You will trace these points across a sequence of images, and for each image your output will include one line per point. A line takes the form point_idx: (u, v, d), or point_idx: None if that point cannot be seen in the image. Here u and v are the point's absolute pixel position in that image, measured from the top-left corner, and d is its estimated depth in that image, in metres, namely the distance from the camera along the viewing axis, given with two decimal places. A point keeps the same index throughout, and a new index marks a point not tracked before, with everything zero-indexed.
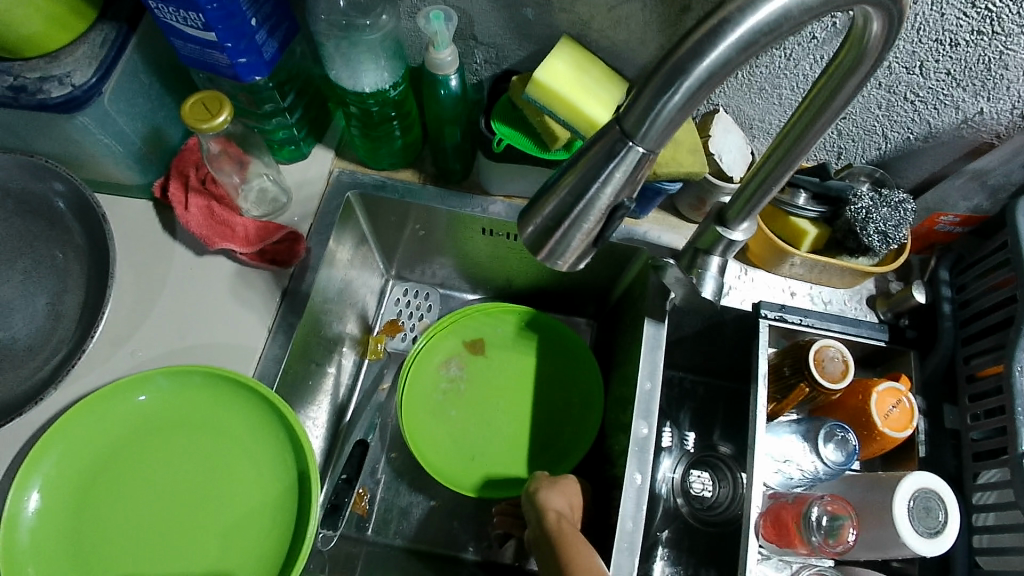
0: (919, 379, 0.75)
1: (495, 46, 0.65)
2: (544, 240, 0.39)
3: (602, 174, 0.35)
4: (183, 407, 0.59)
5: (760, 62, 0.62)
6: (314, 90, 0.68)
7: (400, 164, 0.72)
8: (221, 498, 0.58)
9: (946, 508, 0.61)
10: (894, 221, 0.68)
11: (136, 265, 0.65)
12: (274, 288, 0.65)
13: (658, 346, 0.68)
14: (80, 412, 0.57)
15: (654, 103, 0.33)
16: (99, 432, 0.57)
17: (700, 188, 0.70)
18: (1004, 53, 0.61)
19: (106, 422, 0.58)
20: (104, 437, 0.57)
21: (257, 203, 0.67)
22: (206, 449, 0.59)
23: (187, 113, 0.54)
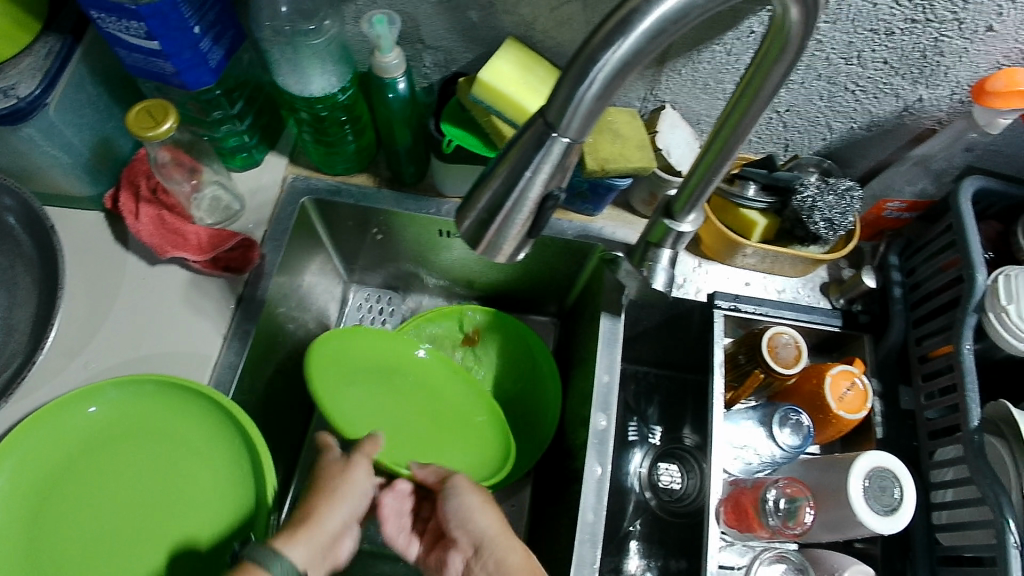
0: (874, 362, 0.77)
1: (443, 49, 0.65)
2: (481, 233, 0.39)
3: (531, 164, 0.36)
4: (137, 415, 0.59)
5: (702, 58, 0.64)
6: (264, 97, 0.69)
7: (355, 169, 0.72)
8: (178, 505, 0.58)
9: (900, 486, 0.62)
10: (840, 209, 0.70)
11: (89, 277, 0.65)
12: (229, 295, 0.65)
13: (614, 340, 0.70)
14: (32, 424, 0.56)
15: (574, 92, 0.33)
16: (52, 444, 0.57)
17: (651, 183, 0.72)
18: (936, 41, 0.63)
19: (61, 433, 0.57)
20: (57, 449, 0.57)
21: (210, 210, 0.67)
22: (162, 455, 0.59)
23: (133, 121, 0.54)
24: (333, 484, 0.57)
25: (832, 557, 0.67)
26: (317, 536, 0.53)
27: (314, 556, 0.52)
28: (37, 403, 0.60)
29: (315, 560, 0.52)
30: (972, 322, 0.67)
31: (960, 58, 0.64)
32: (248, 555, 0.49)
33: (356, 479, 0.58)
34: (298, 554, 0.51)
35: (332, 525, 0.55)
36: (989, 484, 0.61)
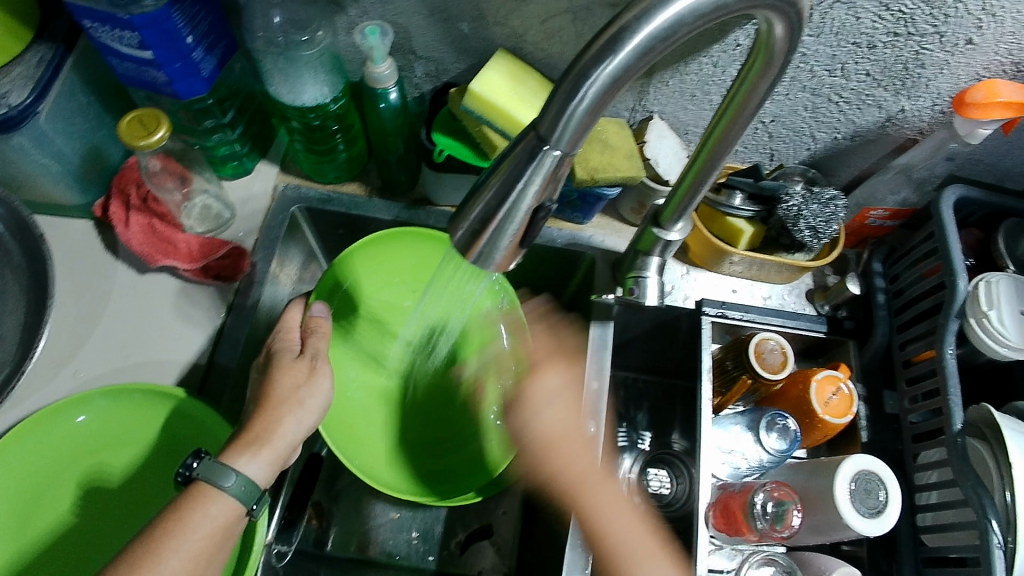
0: (859, 367, 0.78)
1: (434, 60, 0.66)
2: (473, 244, 0.39)
3: (523, 176, 0.36)
4: (123, 425, 0.59)
5: (690, 69, 0.65)
6: (256, 105, 0.69)
7: (346, 177, 0.73)
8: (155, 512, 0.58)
9: (886, 488, 0.63)
10: (824, 217, 0.72)
11: (80, 285, 0.65)
12: (219, 304, 0.65)
13: (604, 347, 0.70)
14: (20, 434, 0.56)
15: (565, 107, 0.34)
16: (39, 454, 0.57)
17: (640, 192, 0.73)
18: (918, 53, 0.64)
19: (48, 443, 0.57)
20: (43, 459, 0.57)
21: (200, 219, 0.67)
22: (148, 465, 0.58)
23: (124, 130, 0.54)
24: (298, 390, 0.55)
25: (818, 558, 0.69)
26: (278, 451, 0.52)
27: (273, 471, 0.52)
28: (26, 412, 0.60)
29: (275, 474, 0.52)
30: (954, 327, 0.68)
31: (941, 70, 0.66)
32: (202, 476, 0.49)
33: (319, 386, 0.57)
34: (257, 471, 0.51)
35: (290, 436, 0.53)
36: (973, 486, 0.62)
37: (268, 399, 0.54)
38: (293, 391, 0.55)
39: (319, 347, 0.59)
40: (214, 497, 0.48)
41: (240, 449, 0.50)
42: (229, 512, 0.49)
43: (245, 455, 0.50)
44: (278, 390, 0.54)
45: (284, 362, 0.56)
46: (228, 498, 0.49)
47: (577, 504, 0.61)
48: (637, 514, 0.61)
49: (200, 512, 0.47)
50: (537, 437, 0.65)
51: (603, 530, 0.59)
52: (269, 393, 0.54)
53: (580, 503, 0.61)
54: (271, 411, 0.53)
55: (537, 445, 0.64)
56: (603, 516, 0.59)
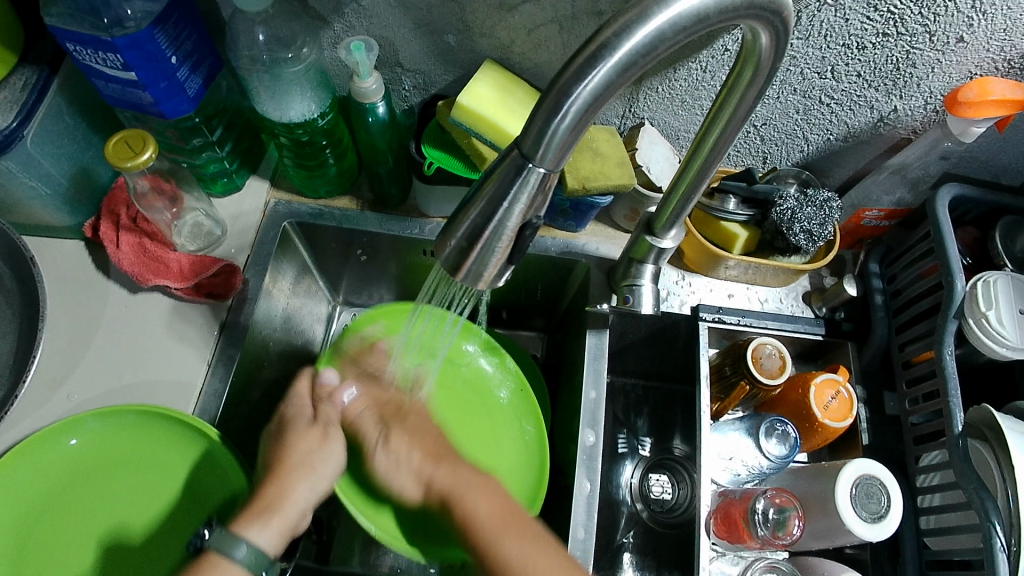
0: (858, 369, 0.78)
1: (421, 72, 0.66)
2: (460, 261, 0.39)
3: (509, 194, 0.36)
4: (117, 446, 0.59)
5: (679, 75, 0.64)
6: (244, 121, 0.68)
7: (337, 192, 0.73)
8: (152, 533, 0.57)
9: (888, 493, 0.62)
10: (819, 220, 0.71)
11: (71, 307, 0.65)
12: (212, 321, 0.65)
13: (600, 356, 0.70)
14: (14, 458, 0.56)
15: (547, 126, 0.34)
16: (33, 480, 0.56)
17: (632, 199, 0.73)
18: (909, 53, 0.64)
19: (43, 467, 0.57)
20: (37, 485, 0.56)
21: (191, 237, 0.67)
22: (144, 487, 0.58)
23: (111, 153, 0.54)
24: (310, 455, 0.58)
25: (822, 564, 0.67)
26: (289, 518, 0.55)
27: (284, 539, 0.54)
28: (20, 436, 0.60)
29: (285, 542, 0.54)
30: (953, 328, 0.67)
31: (932, 69, 0.65)
32: (214, 547, 0.50)
33: (332, 453, 0.59)
34: (268, 540, 0.53)
35: (301, 501, 0.56)
36: (975, 488, 0.62)
37: (281, 469, 0.57)
38: (306, 456, 0.58)
39: (331, 414, 0.62)
40: (223, 568, 0.50)
41: (252, 518, 0.53)
42: None
43: (256, 524, 0.53)
44: (293, 460, 0.57)
45: (297, 431, 0.59)
46: (238, 568, 0.50)
47: (486, 545, 0.53)
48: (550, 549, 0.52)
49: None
50: (412, 462, 0.59)
51: (509, 563, 0.51)
52: (284, 460, 0.57)
53: (496, 534, 0.53)
54: (282, 477, 0.56)
55: (417, 448, 0.60)
56: (509, 551, 0.51)
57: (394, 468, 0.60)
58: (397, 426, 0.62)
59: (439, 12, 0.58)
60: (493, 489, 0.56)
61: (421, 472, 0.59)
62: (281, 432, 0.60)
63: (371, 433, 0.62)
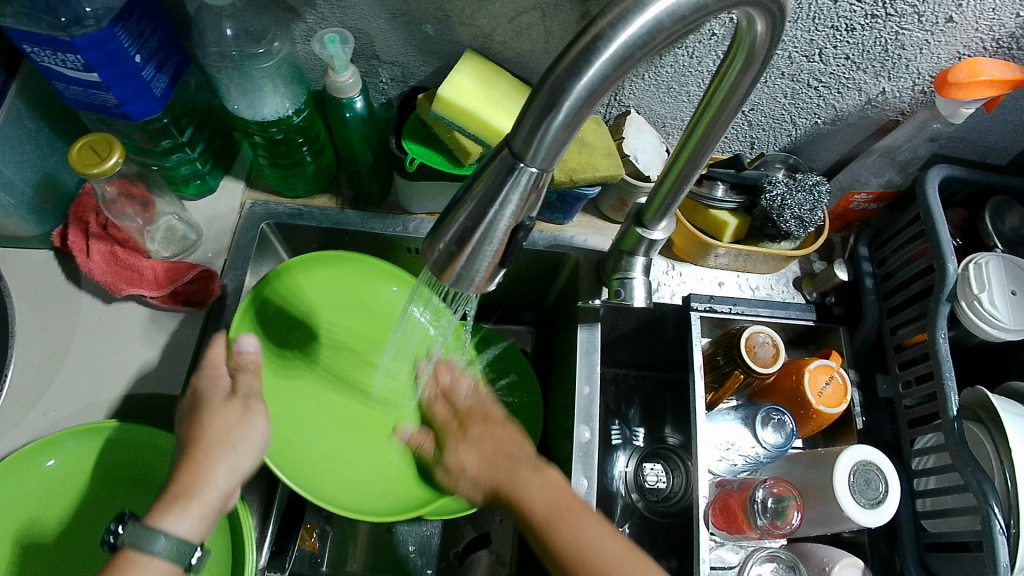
0: (851, 353, 0.77)
1: (399, 64, 0.63)
2: (450, 266, 0.37)
3: (500, 196, 0.34)
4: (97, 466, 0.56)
5: (664, 62, 0.63)
6: (216, 120, 0.66)
7: (315, 190, 0.70)
8: None
9: (886, 479, 0.62)
10: (809, 205, 0.70)
11: (42, 320, 0.62)
12: (191, 330, 0.63)
13: (592, 349, 0.68)
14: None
15: (540, 124, 0.32)
16: (11, 504, 0.54)
17: (620, 189, 0.71)
18: (897, 34, 0.63)
19: (22, 491, 0.55)
20: (15, 509, 0.54)
21: (165, 242, 0.64)
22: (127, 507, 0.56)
23: (75, 158, 0.51)
24: (231, 433, 0.52)
25: (820, 551, 0.66)
26: (210, 502, 0.49)
27: (207, 525, 0.49)
28: None
29: (209, 526, 0.49)
30: (946, 311, 0.67)
31: (921, 50, 0.65)
32: (129, 542, 0.45)
33: (253, 427, 0.54)
34: (189, 528, 0.47)
35: (223, 483, 0.50)
36: (972, 471, 0.61)
37: (197, 446, 0.51)
38: (226, 434, 0.52)
39: (252, 386, 0.56)
40: (145, 564, 0.45)
41: (166, 508, 0.47)
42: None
43: (174, 513, 0.47)
44: (211, 433, 0.51)
45: (215, 404, 0.53)
46: (161, 561, 0.46)
47: (537, 527, 0.50)
48: (639, 559, 0.48)
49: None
50: (472, 466, 0.56)
51: (560, 545, 0.49)
52: (197, 437, 0.51)
53: (544, 520, 0.50)
54: (198, 458, 0.50)
55: (474, 453, 0.57)
56: (532, 498, 0.51)
57: (457, 477, 0.57)
58: (463, 437, 0.58)
59: (416, 2, 0.56)
60: (555, 477, 0.53)
61: (479, 478, 0.55)
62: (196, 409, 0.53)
63: (443, 417, 0.63)
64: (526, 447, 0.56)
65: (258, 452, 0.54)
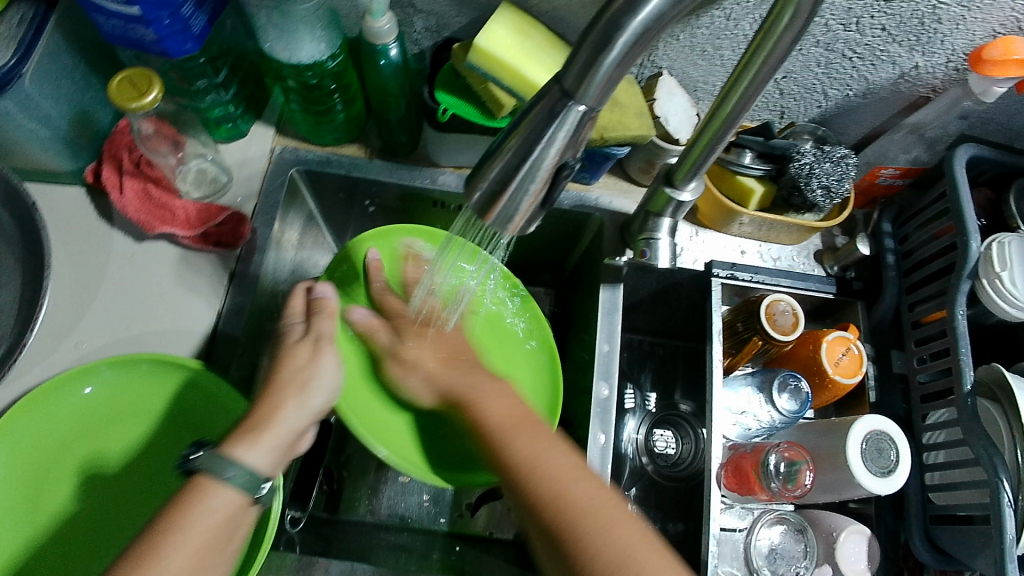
0: (867, 328, 0.78)
1: (434, 14, 0.63)
2: (490, 206, 0.38)
3: (545, 135, 0.35)
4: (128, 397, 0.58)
5: (700, 23, 0.63)
6: (249, 64, 0.66)
7: (345, 139, 0.71)
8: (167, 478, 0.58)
9: (897, 447, 0.63)
10: (836, 175, 0.70)
11: (75, 254, 0.63)
12: (221, 271, 0.63)
13: (614, 310, 0.69)
14: (27, 407, 0.56)
15: (595, 58, 0.33)
16: (47, 428, 0.56)
17: (649, 151, 0.71)
18: (935, 8, 0.62)
19: (56, 416, 0.57)
20: (51, 433, 0.56)
21: (196, 184, 0.65)
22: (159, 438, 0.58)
23: (115, 92, 0.52)
24: (299, 371, 0.55)
25: (828, 516, 0.67)
26: (280, 438, 0.52)
27: (277, 459, 0.51)
28: (29, 384, 0.59)
29: (279, 461, 0.51)
30: (966, 288, 0.67)
31: (957, 25, 0.64)
32: (203, 467, 0.47)
33: (321, 368, 0.56)
34: (262, 459, 0.50)
35: (293, 422, 0.53)
36: (983, 445, 0.62)
37: (273, 387, 0.54)
38: (295, 373, 0.55)
39: (323, 327, 0.59)
40: (214, 487, 0.47)
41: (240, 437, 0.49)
42: (231, 504, 0.48)
43: (245, 444, 0.49)
44: (284, 373, 0.54)
45: (288, 346, 0.57)
46: (231, 490, 0.47)
47: (494, 437, 0.54)
48: (614, 507, 0.48)
49: (203, 504, 0.46)
50: (430, 366, 0.62)
51: (509, 457, 0.52)
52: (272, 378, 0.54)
53: (497, 428, 0.54)
54: (272, 398, 0.53)
55: (431, 352, 0.62)
56: (514, 449, 0.52)
57: (410, 372, 0.62)
58: (439, 354, 0.62)
59: None
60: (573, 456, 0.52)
61: (434, 379, 0.61)
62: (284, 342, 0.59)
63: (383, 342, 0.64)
64: (480, 358, 0.62)
65: (328, 393, 0.56)
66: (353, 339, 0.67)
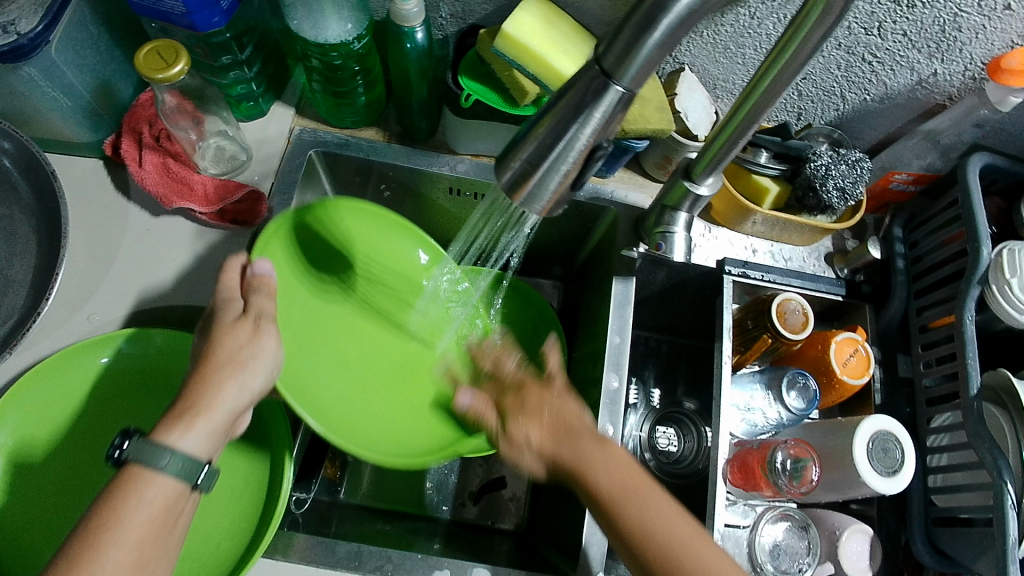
0: (874, 331, 0.78)
1: (460, 0, 0.63)
2: (521, 186, 0.38)
3: (580, 116, 0.35)
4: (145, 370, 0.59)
5: (725, 20, 0.63)
6: (272, 43, 0.66)
7: (364, 123, 0.70)
8: None
9: (901, 447, 0.63)
10: (852, 178, 0.71)
11: (90, 226, 0.63)
12: (237, 248, 0.63)
13: (626, 303, 0.69)
14: (44, 372, 0.56)
15: (634, 43, 0.33)
16: (59, 397, 0.57)
17: (666, 146, 0.71)
18: (956, 16, 0.63)
19: (72, 383, 0.57)
20: (64, 401, 0.57)
21: (215, 160, 0.65)
22: (170, 409, 0.59)
23: (141, 62, 0.52)
24: (238, 352, 0.52)
25: (831, 515, 0.68)
26: (217, 421, 0.50)
27: (215, 442, 0.50)
28: (41, 353, 0.59)
29: (215, 445, 0.50)
30: (975, 293, 0.67)
31: (977, 34, 0.64)
32: (135, 458, 0.46)
33: (262, 349, 0.54)
34: (197, 444, 0.49)
35: (231, 403, 0.51)
36: (989, 449, 0.62)
37: (205, 371, 0.51)
38: (233, 353, 0.52)
39: (263, 306, 0.56)
40: (151, 477, 0.46)
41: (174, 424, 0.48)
42: (169, 493, 0.47)
43: (179, 430, 0.48)
44: (219, 352, 0.52)
45: (223, 323, 0.54)
46: (167, 479, 0.46)
47: (605, 503, 0.49)
48: (700, 534, 0.48)
49: (138, 497, 0.45)
50: (532, 435, 0.55)
51: (628, 521, 0.48)
52: (209, 356, 0.52)
53: (609, 502, 0.49)
54: (208, 379, 0.51)
55: (537, 423, 0.55)
56: (626, 513, 0.49)
57: (516, 450, 0.55)
58: (516, 413, 0.57)
59: None
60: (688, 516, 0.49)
61: (543, 449, 0.54)
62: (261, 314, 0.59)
63: (492, 422, 0.59)
64: (585, 418, 0.55)
65: (269, 372, 0.54)
66: (328, 310, 0.67)
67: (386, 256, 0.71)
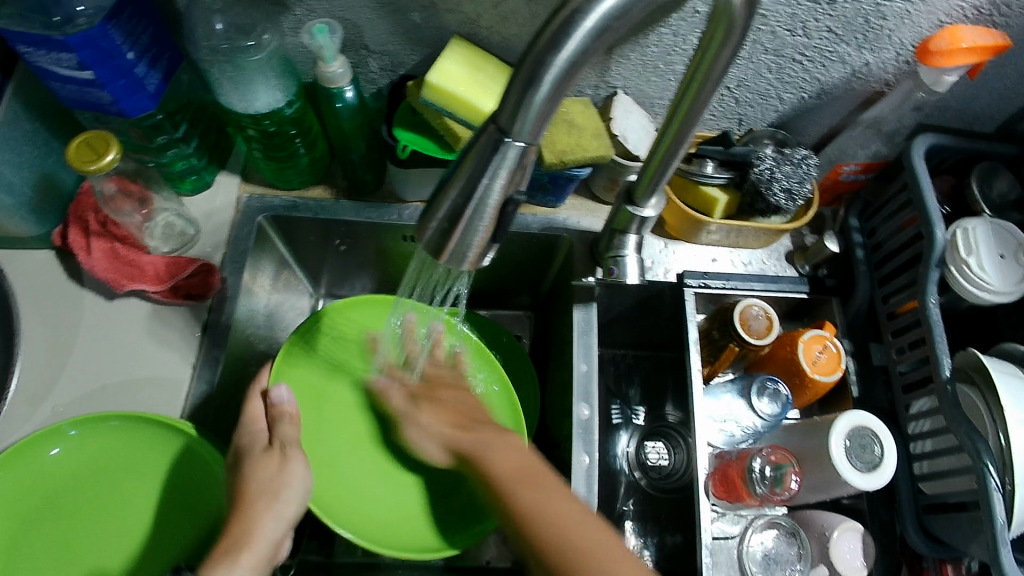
0: (844, 324, 0.78)
1: (388, 54, 0.65)
2: (444, 242, 0.38)
3: (488, 169, 0.35)
4: (88, 470, 0.58)
5: (649, 42, 0.64)
6: (209, 116, 0.67)
7: (310, 181, 0.72)
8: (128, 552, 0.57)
9: (881, 442, 0.63)
10: (797, 177, 0.72)
11: (46, 318, 0.63)
12: (193, 323, 0.64)
13: (589, 330, 0.69)
14: None
15: (524, 98, 0.34)
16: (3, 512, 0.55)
17: (611, 169, 0.73)
18: (877, 6, 0.64)
19: (17, 480, 0.56)
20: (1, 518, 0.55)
21: (165, 238, 0.66)
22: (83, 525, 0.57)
23: (73, 156, 0.53)
24: (270, 481, 0.55)
25: (820, 516, 0.67)
26: (261, 552, 0.53)
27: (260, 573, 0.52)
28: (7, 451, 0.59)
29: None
30: (935, 277, 0.67)
31: (901, 20, 0.65)
32: None
33: (293, 475, 0.57)
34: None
35: (270, 532, 0.54)
36: (966, 431, 0.61)
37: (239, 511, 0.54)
38: (267, 485, 0.55)
39: (286, 433, 0.59)
40: None
41: (219, 561, 0.51)
42: None
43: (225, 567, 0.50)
44: (252, 489, 0.54)
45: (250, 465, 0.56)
46: None
47: (502, 488, 0.52)
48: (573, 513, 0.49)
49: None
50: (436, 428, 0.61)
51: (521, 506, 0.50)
52: (245, 490, 0.55)
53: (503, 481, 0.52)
54: (245, 512, 0.54)
55: (444, 418, 0.61)
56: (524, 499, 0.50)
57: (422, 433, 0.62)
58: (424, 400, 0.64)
59: None
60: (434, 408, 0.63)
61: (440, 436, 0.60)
62: (238, 463, 0.57)
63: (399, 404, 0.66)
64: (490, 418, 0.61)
65: (303, 498, 0.57)
66: (105, 446, 0.58)
67: (124, 455, 0.59)
